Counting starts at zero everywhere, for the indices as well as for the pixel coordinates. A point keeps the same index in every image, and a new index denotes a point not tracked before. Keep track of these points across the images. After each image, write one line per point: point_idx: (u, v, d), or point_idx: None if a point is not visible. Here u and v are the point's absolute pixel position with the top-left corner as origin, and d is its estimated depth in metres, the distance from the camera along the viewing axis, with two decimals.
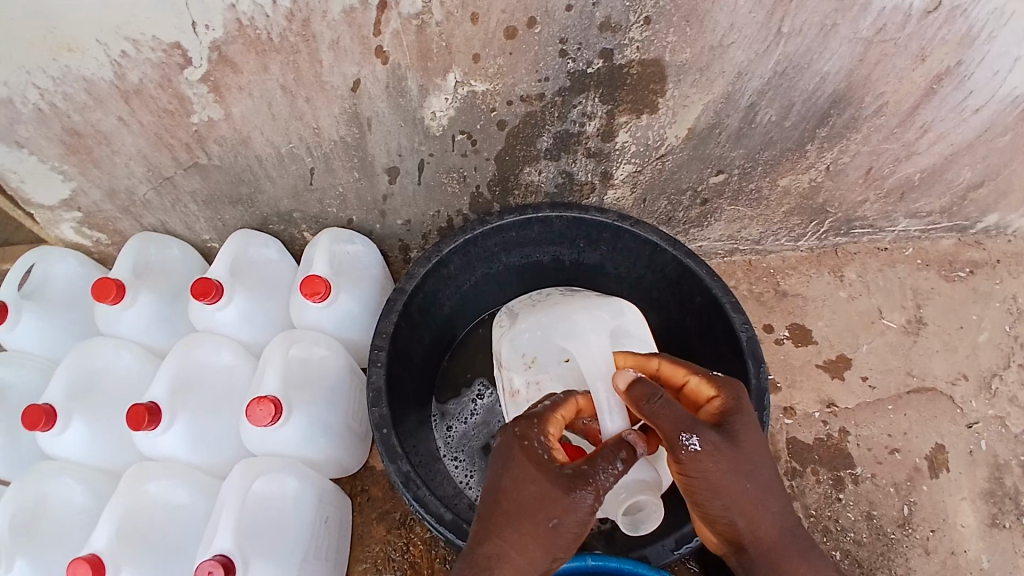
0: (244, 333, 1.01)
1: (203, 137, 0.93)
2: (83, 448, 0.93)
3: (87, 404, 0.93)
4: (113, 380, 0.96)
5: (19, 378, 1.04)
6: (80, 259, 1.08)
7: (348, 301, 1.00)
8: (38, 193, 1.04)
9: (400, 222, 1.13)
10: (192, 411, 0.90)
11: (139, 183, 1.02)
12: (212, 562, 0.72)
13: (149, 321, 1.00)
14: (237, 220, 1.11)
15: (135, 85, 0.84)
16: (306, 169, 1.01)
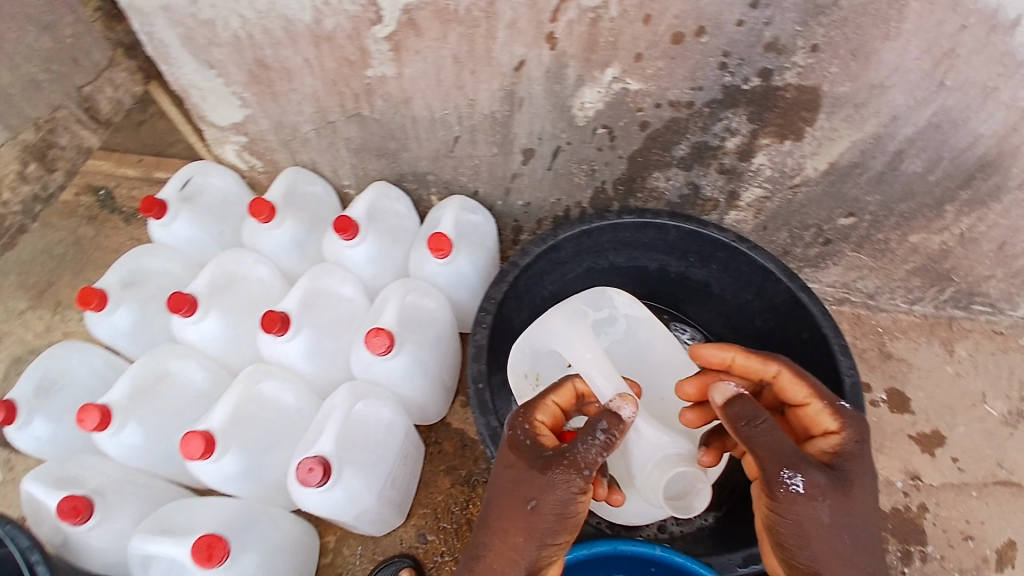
0: (365, 272, 1.11)
1: (372, 90, 1.02)
2: (211, 340, 1.02)
3: (224, 301, 1.03)
4: (248, 286, 1.06)
5: (163, 267, 1.10)
6: (237, 180, 1.22)
7: (466, 264, 1.07)
8: (216, 112, 1.14)
9: (520, 202, 1.17)
10: (312, 329, 1.00)
11: (304, 123, 1.12)
12: (313, 461, 0.80)
13: (288, 244, 1.11)
14: (377, 172, 1.20)
15: (328, 32, 0.94)
16: (451, 137, 1.07)
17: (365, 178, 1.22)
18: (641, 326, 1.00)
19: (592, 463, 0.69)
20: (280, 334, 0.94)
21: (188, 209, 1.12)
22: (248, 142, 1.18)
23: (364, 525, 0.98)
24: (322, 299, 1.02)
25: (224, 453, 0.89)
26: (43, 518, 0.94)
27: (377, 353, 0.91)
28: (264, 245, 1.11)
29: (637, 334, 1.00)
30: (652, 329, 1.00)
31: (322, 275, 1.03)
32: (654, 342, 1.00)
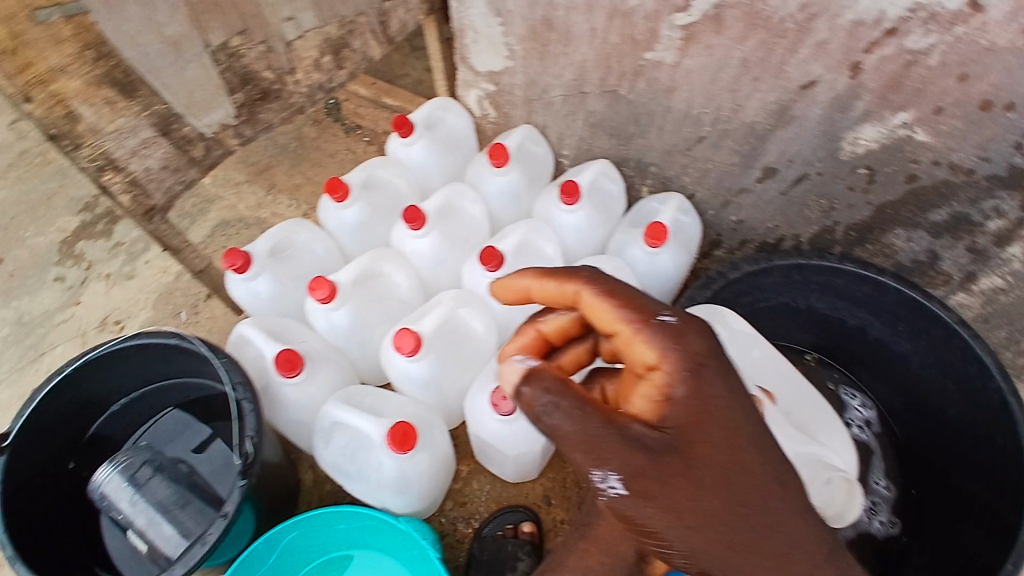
0: (570, 240, 1.12)
1: (641, 72, 1.04)
2: (423, 255, 1.11)
3: (444, 225, 1.11)
4: (465, 218, 1.14)
5: (395, 180, 1.18)
6: (471, 121, 1.27)
7: (668, 261, 1.06)
8: (478, 57, 1.19)
9: (732, 219, 1.15)
10: (516, 274, 1.05)
11: (556, 86, 1.15)
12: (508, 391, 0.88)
13: (505, 191, 1.16)
14: (601, 151, 1.20)
15: (629, 8, 0.97)
16: (696, 136, 1.07)
17: (580, 152, 1.22)
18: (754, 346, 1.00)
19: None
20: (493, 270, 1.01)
21: (427, 137, 1.20)
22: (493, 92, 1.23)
23: (518, 468, 1.04)
24: (530, 250, 1.07)
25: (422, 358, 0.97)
26: (244, 359, 1.00)
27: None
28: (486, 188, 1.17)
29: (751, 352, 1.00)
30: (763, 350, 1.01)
31: (535, 228, 1.08)
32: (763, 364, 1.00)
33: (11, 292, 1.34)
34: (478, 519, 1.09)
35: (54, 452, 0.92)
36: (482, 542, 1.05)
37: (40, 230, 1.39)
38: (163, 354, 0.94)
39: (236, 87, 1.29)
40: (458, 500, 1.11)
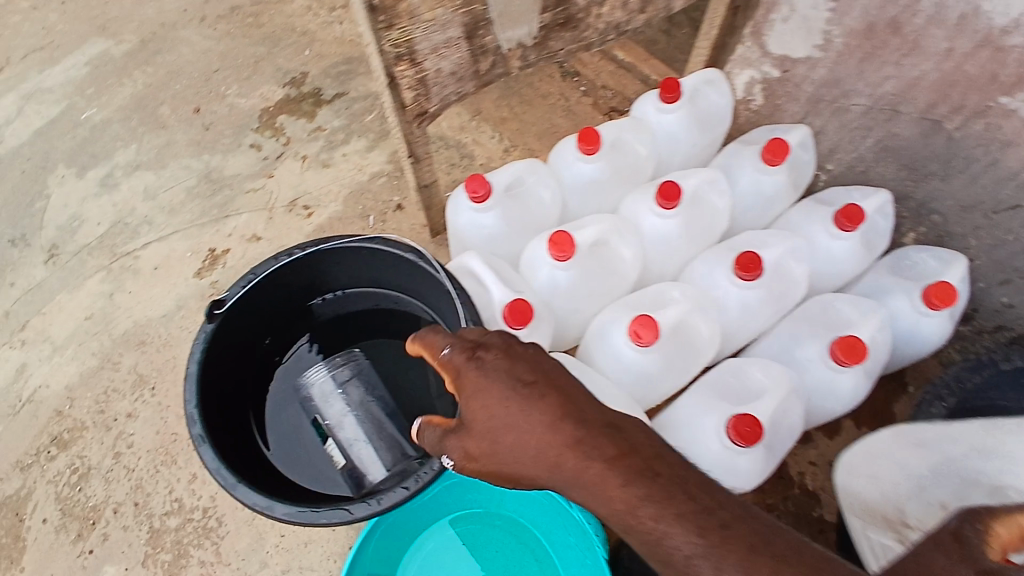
0: (820, 266, 1.03)
1: (983, 115, 0.92)
2: (657, 237, 1.00)
3: (690, 211, 1.00)
4: (709, 209, 1.02)
5: (635, 147, 1.06)
6: (727, 104, 1.15)
7: (931, 326, 0.97)
8: (780, 37, 1.10)
9: (1002, 300, 1.04)
10: (765, 289, 0.96)
11: (860, 95, 1.04)
12: (745, 427, 0.80)
13: (761, 192, 1.06)
14: (879, 179, 1.09)
15: (1008, 43, 0.85)
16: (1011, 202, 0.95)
17: (849, 170, 1.12)
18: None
19: None
20: (749, 278, 0.92)
21: (688, 109, 1.10)
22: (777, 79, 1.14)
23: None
24: (780, 270, 0.97)
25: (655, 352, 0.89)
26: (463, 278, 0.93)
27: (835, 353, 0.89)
28: (739, 183, 1.07)
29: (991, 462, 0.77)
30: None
31: (794, 246, 0.98)
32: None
33: (204, 145, 1.35)
34: None
35: (256, 333, 0.86)
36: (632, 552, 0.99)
37: (244, 92, 1.40)
38: (388, 263, 0.86)
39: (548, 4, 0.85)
40: None
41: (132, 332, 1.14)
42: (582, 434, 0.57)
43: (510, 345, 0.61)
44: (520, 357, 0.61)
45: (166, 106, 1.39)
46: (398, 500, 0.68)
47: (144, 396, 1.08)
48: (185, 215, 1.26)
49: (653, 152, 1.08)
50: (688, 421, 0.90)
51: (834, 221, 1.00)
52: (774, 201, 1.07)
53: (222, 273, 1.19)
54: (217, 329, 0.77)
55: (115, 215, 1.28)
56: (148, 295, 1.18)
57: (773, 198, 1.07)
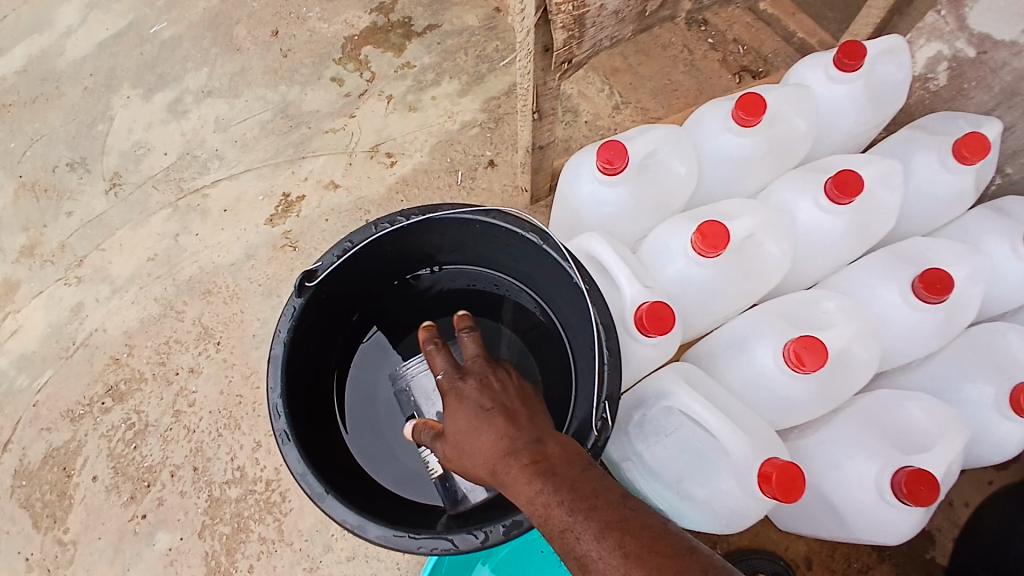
0: (996, 290, 0.87)
1: None
2: (814, 235, 0.83)
3: (859, 207, 0.83)
4: (879, 206, 0.84)
5: (793, 121, 0.88)
6: (903, 77, 0.95)
7: None
8: (985, 13, 0.93)
9: None
10: (943, 315, 0.79)
11: None
12: (919, 484, 0.66)
13: (939, 193, 0.88)
14: None
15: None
16: None
17: None
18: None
19: None
20: (932, 301, 0.76)
21: (863, 80, 0.90)
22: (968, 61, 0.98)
23: (824, 535, 0.82)
24: (962, 294, 0.80)
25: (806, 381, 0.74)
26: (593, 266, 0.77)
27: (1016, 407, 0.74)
28: (913, 177, 0.89)
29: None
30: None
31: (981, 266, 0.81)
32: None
33: (281, 74, 1.21)
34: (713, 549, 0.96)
35: (343, 307, 0.76)
36: None
37: (328, 16, 1.25)
38: (499, 240, 0.73)
39: None
40: None
41: (196, 280, 1.05)
42: (512, 437, 0.53)
43: (488, 378, 0.59)
44: (493, 390, 0.58)
45: (241, 26, 1.25)
46: (503, 536, 0.57)
47: (208, 351, 1.00)
48: (258, 152, 1.14)
49: (811, 128, 0.90)
50: (835, 461, 0.76)
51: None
52: (950, 205, 0.89)
53: (295, 222, 1.08)
54: (305, 304, 0.66)
55: (182, 146, 1.17)
56: (216, 241, 1.07)
57: (950, 200, 0.89)
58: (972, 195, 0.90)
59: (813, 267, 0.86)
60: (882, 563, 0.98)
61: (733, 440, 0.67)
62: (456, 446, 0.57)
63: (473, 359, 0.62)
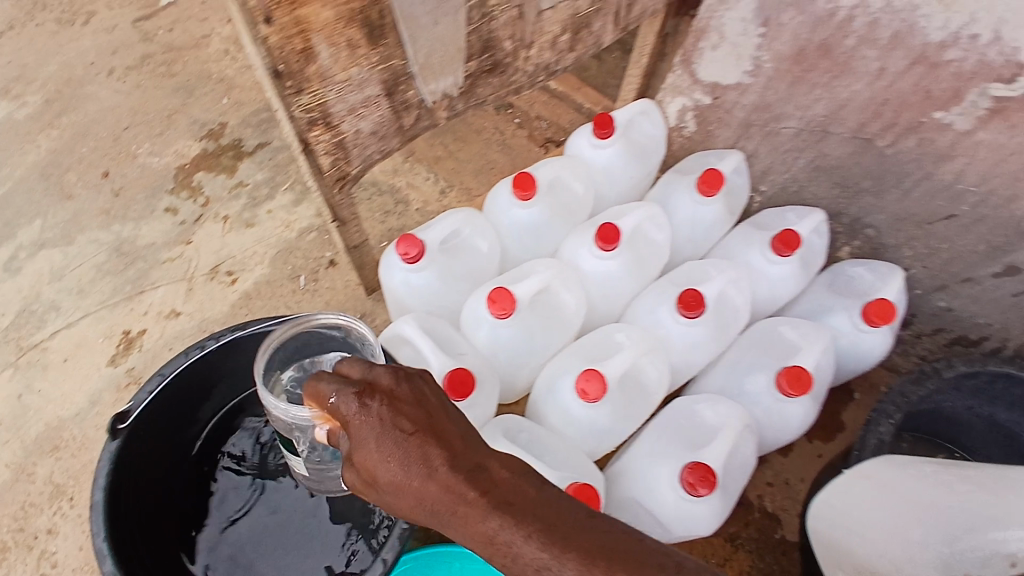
0: (761, 293, 1.02)
1: (915, 129, 0.91)
2: (602, 279, 0.96)
3: (633, 249, 0.96)
4: (651, 243, 0.98)
5: (573, 184, 1.02)
6: (662, 130, 1.13)
7: (879, 339, 0.95)
8: (709, 65, 1.05)
9: (938, 304, 1.05)
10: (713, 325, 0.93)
11: (790, 119, 1.02)
12: (699, 477, 0.73)
13: (698, 223, 1.04)
14: (813, 199, 1.07)
15: (940, 61, 0.85)
16: (948, 210, 0.95)
17: (783, 190, 1.10)
18: (1000, 485, 0.79)
19: None
20: (691, 316, 0.89)
21: (622, 140, 1.07)
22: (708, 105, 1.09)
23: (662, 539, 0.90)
24: (729, 300, 0.94)
25: (604, 410, 0.83)
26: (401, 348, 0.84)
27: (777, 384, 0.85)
28: (677, 210, 1.04)
29: (998, 490, 0.79)
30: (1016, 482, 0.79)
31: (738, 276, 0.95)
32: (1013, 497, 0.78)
33: (114, 213, 1.24)
34: None
35: (169, 432, 0.79)
36: None
37: (158, 150, 1.30)
38: None
39: (472, 53, 0.80)
40: None
41: (44, 438, 1.04)
42: (449, 469, 0.49)
43: (398, 392, 0.51)
44: (407, 405, 0.51)
45: (71, 173, 1.28)
46: None
47: (63, 510, 0.99)
48: (97, 295, 1.16)
49: (591, 187, 1.05)
50: (640, 475, 0.83)
51: (770, 245, 0.98)
52: (711, 229, 1.05)
53: (139, 358, 1.10)
54: (120, 447, 0.71)
55: (19, 304, 1.16)
56: (60, 393, 1.08)
57: (711, 224, 1.04)
58: (727, 218, 1.06)
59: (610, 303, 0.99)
60: (737, 553, 1.04)
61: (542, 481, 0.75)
62: (379, 475, 0.50)
63: (369, 369, 0.53)
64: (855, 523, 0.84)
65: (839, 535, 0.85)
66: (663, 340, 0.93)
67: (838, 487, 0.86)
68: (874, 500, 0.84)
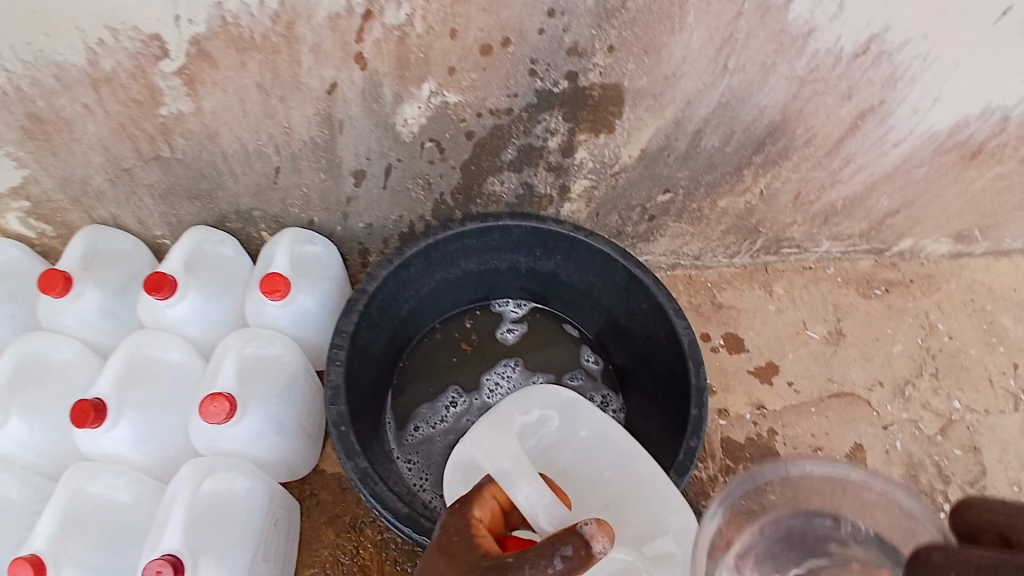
0: (199, 330, 1.03)
1: (169, 129, 0.93)
2: (22, 443, 0.97)
3: (26, 398, 0.96)
4: (51, 373, 1.00)
5: None
6: (24, 250, 1.12)
7: (308, 300, 1.03)
8: None
9: (362, 224, 1.14)
10: (140, 406, 0.93)
11: (93, 174, 1.03)
12: (159, 563, 0.76)
13: (96, 315, 1.03)
14: (193, 216, 1.12)
15: (107, 73, 0.85)
16: (271, 167, 1.01)
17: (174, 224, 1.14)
18: (578, 424, 0.77)
19: None
20: (98, 426, 0.87)
21: None
22: (32, 206, 1.09)
23: None
24: (145, 373, 0.95)
25: (60, 575, 0.84)
26: None
27: (217, 422, 0.85)
28: (66, 321, 1.03)
29: (578, 434, 0.77)
30: (591, 421, 0.78)
31: (140, 350, 0.96)
32: (600, 443, 0.77)
33: None
34: None
35: None
36: None
37: None
38: None
39: None
40: None
41: None
42: None
43: None
44: None
45: None
46: None
47: None
48: None
49: None
50: None
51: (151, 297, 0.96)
52: (118, 309, 1.05)
53: None
54: None
55: None
56: None
57: (113, 307, 1.05)
58: (128, 286, 1.07)
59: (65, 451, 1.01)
60: (366, 531, 1.07)
61: None
62: None
63: None
64: (458, 464, 0.72)
65: (453, 477, 0.73)
66: (111, 453, 0.92)
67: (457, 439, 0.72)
68: (474, 441, 0.70)
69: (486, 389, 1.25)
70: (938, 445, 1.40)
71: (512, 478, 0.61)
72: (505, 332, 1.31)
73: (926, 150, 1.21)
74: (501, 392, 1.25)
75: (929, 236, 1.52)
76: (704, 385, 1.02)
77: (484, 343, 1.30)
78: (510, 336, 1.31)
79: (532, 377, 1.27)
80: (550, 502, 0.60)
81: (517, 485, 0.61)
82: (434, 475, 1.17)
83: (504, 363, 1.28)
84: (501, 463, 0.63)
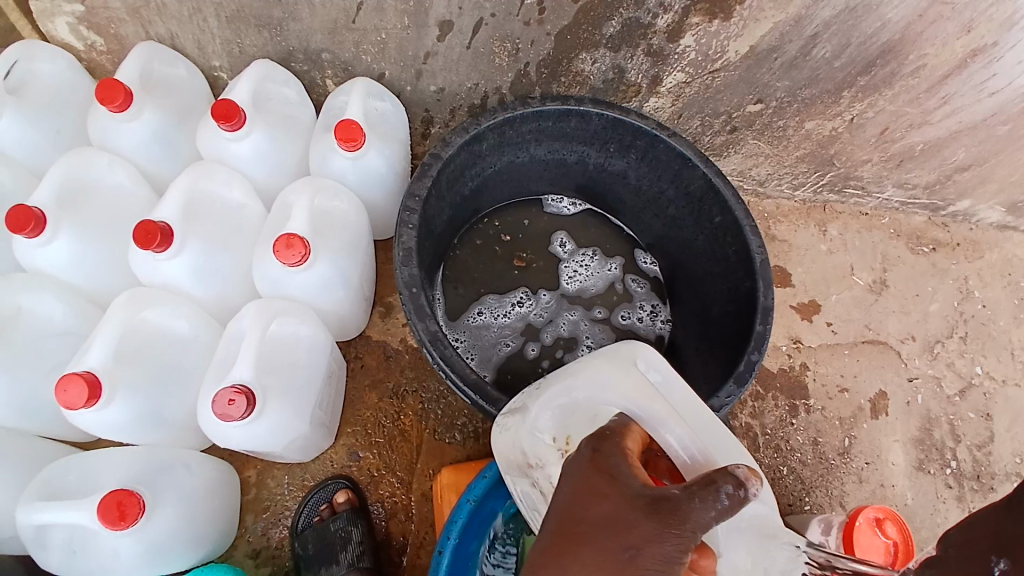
0: (259, 170, 0.98)
1: None
2: (71, 263, 0.91)
3: (78, 216, 0.90)
4: (103, 193, 0.93)
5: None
6: (71, 65, 1.05)
7: (377, 159, 0.97)
8: None
9: (433, 88, 1.08)
10: (201, 239, 0.87)
11: None
12: (233, 391, 0.72)
13: (150, 139, 0.97)
14: (257, 48, 1.03)
15: None
16: (353, 3, 0.93)
17: (235, 57, 1.06)
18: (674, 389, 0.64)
19: (705, 527, 0.45)
20: (162, 251, 0.81)
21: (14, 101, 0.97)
22: (86, 12, 0.99)
23: (291, 456, 0.93)
24: (205, 204, 0.89)
25: (114, 396, 0.80)
26: None
27: (291, 267, 0.81)
28: (118, 144, 0.97)
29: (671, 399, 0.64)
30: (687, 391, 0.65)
31: (202, 177, 0.89)
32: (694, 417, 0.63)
33: None
34: (288, 513, 1.01)
35: None
36: (302, 537, 0.98)
37: None
38: None
39: None
40: (259, 509, 1.01)
41: None
42: None
43: None
44: None
45: None
46: None
47: None
48: None
49: (22, 172, 1.00)
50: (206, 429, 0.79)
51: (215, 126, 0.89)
52: (173, 138, 0.99)
53: None
54: None
55: None
56: None
57: (169, 136, 0.99)
58: (181, 115, 1.01)
59: (111, 279, 0.97)
60: (407, 400, 1.07)
61: (89, 511, 0.74)
62: None
63: None
64: (562, 399, 0.66)
65: (553, 412, 0.67)
66: (168, 285, 0.88)
67: (567, 376, 0.67)
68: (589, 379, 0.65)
69: (564, 277, 1.24)
70: (955, 403, 1.41)
71: (658, 417, 0.59)
72: (558, 245, 1.26)
73: (1017, 106, 1.15)
74: (579, 280, 1.25)
75: (987, 201, 1.47)
76: (771, 304, 0.97)
77: (536, 260, 1.24)
78: (562, 249, 1.26)
79: (608, 265, 1.26)
80: (698, 441, 0.59)
81: (665, 426, 0.59)
82: (477, 355, 1.17)
83: (583, 253, 1.26)
84: (652, 408, 0.60)
